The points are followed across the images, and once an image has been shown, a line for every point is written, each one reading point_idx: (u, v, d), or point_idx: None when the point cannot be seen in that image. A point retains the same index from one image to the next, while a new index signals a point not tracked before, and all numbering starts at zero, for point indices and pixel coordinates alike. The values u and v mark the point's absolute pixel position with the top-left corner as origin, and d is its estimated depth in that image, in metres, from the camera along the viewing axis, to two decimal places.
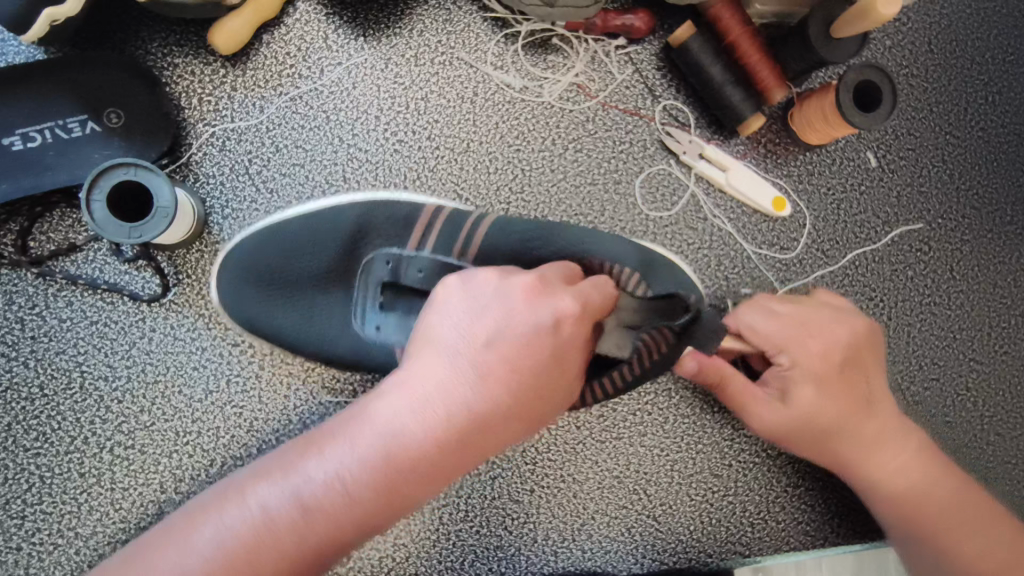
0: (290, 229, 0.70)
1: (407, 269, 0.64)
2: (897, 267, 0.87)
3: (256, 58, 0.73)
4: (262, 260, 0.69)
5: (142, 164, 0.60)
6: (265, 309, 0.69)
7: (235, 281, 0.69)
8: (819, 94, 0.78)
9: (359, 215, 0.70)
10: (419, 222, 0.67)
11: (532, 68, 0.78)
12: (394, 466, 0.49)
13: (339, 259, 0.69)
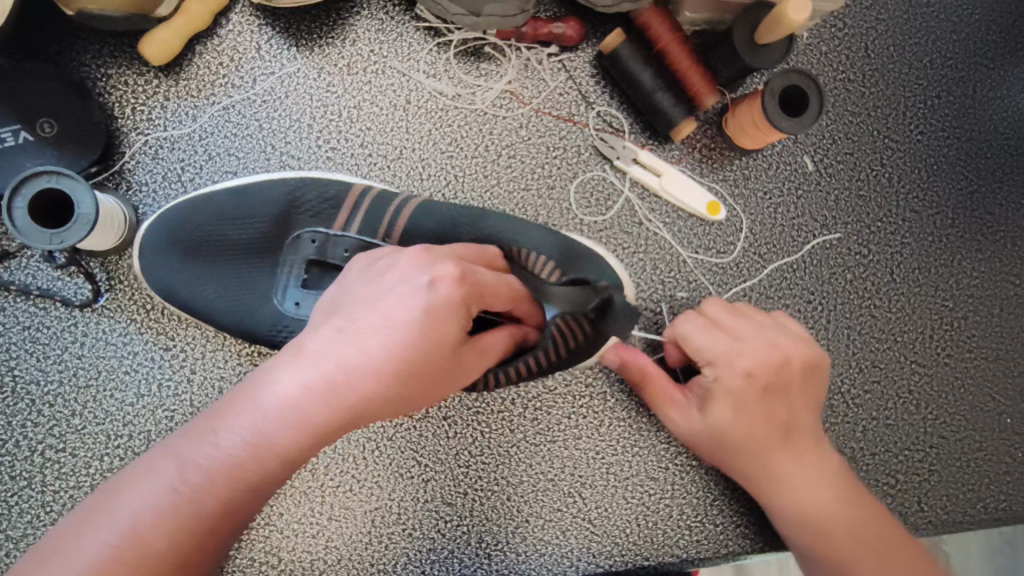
0: (220, 205, 0.72)
1: (334, 249, 0.67)
2: (836, 269, 0.88)
3: (190, 68, 0.75)
4: (190, 232, 0.71)
5: (64, 173, 0.62)
6: (189, 278, 0.71)
7: (160, 248, 0.71)
8: (748, 100, 0.79)
9: (286, 196, 0.72)
10: (347, 202, 0.71)
11: (465, 76, 0.80)
12: (281, 433, 0.50)
13: (266, 239, 0.72)
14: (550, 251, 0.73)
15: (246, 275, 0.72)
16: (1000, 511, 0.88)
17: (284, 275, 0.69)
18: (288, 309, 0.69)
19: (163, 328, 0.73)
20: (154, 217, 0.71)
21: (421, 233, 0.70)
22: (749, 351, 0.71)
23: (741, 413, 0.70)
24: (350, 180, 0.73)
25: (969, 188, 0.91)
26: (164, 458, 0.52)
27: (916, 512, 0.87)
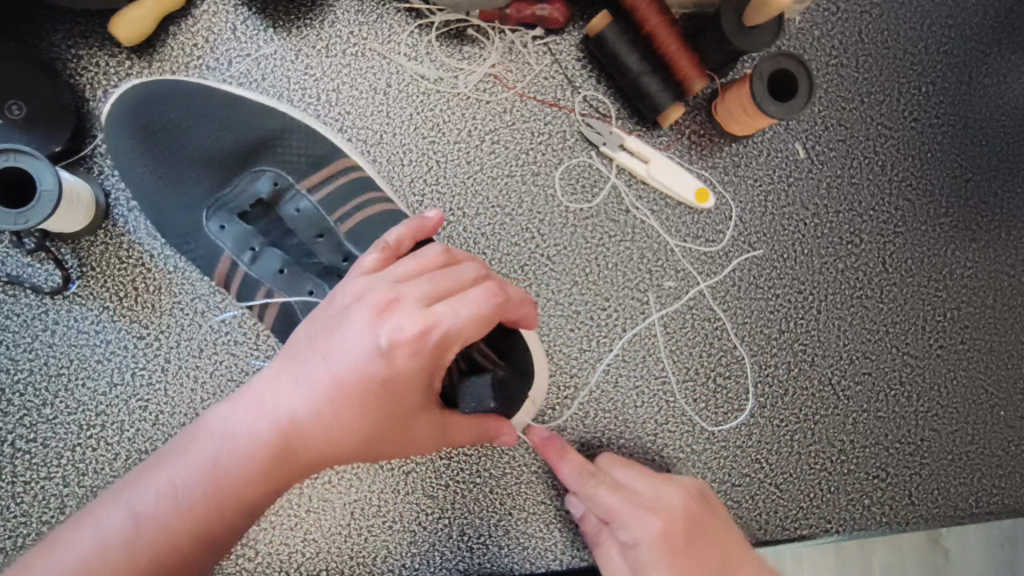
0: (200, 105, 0.71)
1: (287, 202, 0.70)
2: (827, 259, 0.86)
3: (163, 49, 0.74)
4: (152, 116, 0.71)
5: (22, 151, 0.61)
6: (136, 185, 0.71)
7: (122, 116, 0.70)
8: (737, 86, 0.77)
9: (270, 135, 0.72)
10: (326, 168, 0.71)
11: (447, 59, 0.78)
12: (319, 399, 0.52)
13: (225, 165, 0.71)
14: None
15: (186, 181, 0.71)
16: (992, 504, 0.87)
17: (229, 197, 0.71)
18: (207, 228, 0.70)
19: (136, 316, 0.71)
20: (136, 83, 0.71)
21: (366, 232, 0.69)
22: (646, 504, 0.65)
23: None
24: (346, 152, 0.72)
25: (964, 176, 0.89)
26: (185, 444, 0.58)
27: (906, 505, 0.86)
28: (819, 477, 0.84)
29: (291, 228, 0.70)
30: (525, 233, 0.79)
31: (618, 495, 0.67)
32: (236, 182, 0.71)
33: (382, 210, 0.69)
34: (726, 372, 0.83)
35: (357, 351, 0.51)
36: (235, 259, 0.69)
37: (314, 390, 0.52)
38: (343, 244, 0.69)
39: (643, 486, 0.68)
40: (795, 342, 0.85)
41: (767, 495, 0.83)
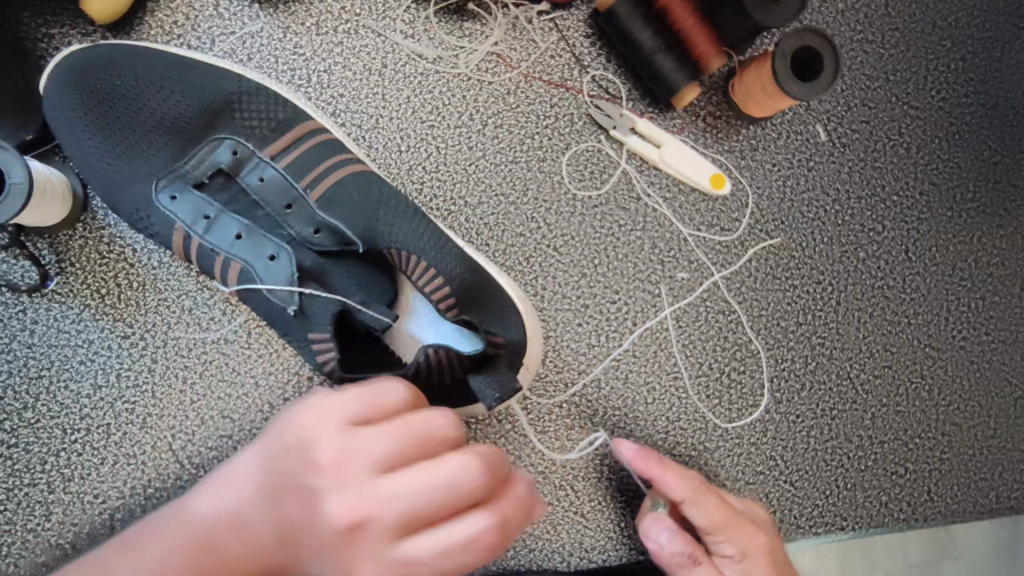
0: (151, 66, 0.66)
1: (250, 171, 0.65)
2: (848, 248, 0.82)
3: (141, 27, 0.69)
4: (98, 81, 0.65)
5: None
6: (88, 155, 0.66)
7: (64, 83, 0.65)
8: (757, 63, 0.72)
9: (227, 99, 0.66)
10: (288, 134, 0.66)
11: (447, 37, 0.73)
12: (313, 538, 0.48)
13: (184, 131, 0.66)
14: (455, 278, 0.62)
15: (142, 151, 0.66)
16: (1012, 500, 0.84)
17: (187, 167, 0.66)
18: (160, 201, 0.65)
19: (119, 314, 0.67)
20: (80, 47, 0.65)
21: (338, 198, 0.64)
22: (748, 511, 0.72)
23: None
24: (313, 115, 0.67)
25: (993, 158, 0.84)
26: (173, 519, 0.55)
27: (925, 502, 0.83)
28: (835, 475, 0.81)
29: (255, 199, 0.65)
30: (531, 222, 0.75)
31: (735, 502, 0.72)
32: (191, 152, 0.66)
33: (352, 174, 0.65)
34: (740, 367, 0.79)
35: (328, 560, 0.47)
36: (191, 233, 0.64)
37: (306, 506, 0.48)
38: (313, 213, 0.64)
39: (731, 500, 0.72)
40: (813, 334, 0.81)
41: (782, 493, 0.80)
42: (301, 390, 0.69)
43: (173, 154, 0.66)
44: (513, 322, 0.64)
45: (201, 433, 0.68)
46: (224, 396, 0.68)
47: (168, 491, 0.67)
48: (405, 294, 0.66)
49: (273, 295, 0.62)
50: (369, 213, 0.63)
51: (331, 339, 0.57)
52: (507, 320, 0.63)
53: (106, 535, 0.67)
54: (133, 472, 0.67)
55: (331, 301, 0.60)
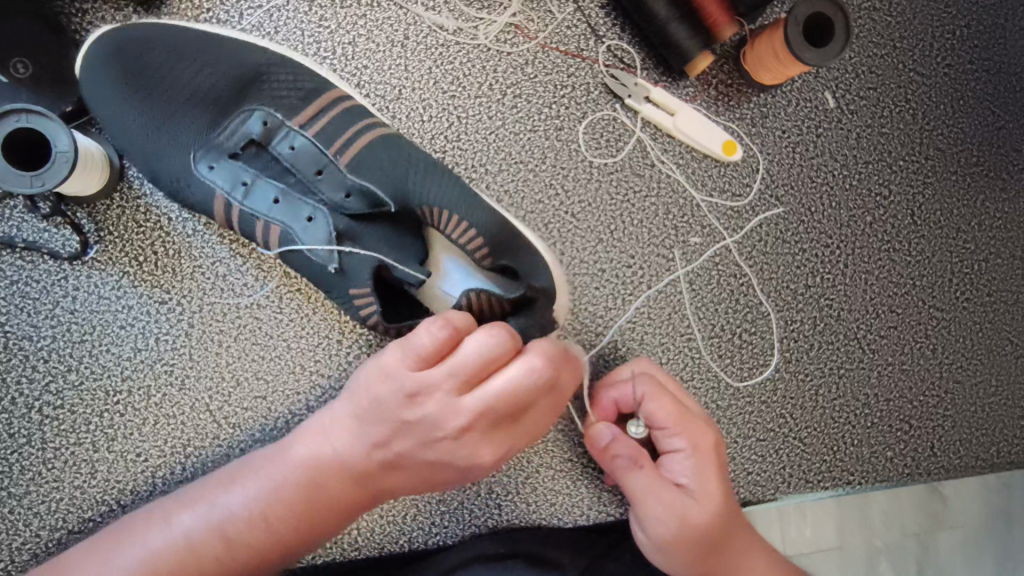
0: (181, 42, 0.69)
1: (280, 139, 0.67)
2: (855, 212, 0.84)
3: (171, 2, 0.71)
4: (128, 59, 0.68)
5: (33, 111, 0.59)
6: (124, 125, 0.68)
7: (99, 62, 0.67)
8: (769, 32, 0.74)
9: (257, 70, 0.69)
10: (316, 103, 0.68)
11: (466, 8, 0.75)
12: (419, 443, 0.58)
13: (216, 102, 0.68)
14: (486, 231, 0.65)
15: (176, 124, 0.68)
16: (1012, 455, 0.88)
17: (220, 138, 0.68)
18: (198, 170, 0.67)
19: (157, 280, 0.70)
20: (113, 27, 0.68)
21: (368, 161, 0.66)
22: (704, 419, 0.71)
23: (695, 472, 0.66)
24: (339, 85, 0.71)
25: (996, 123, 0.87)
26: (274, 457, 0.63)
27: (929, 457, 0.86)
28: (843, 431, 0.85)
29: (287, 166, 0.67)
30: (549, 189, 0.78)
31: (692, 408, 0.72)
32: (223, 123, 0.68)
33: (381, 138, 0.68)
34: (752, 328, 0.82)
35: (454, 452, 0.57)
36: (231, 200, 0.67)
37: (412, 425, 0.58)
38: (344, 178, 0.66)
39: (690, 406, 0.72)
40: (822, 296, 0.84)
41: (791, 448, 0.83)
42: (333, 352, 0.72)
43: (206, 125, 0.68)
44: (543, 272, 0.67)
45: (237, 394, 0.71)
46: (259, 357, 0.71)
47: (208, 449, 0.71)
48: (436, 252, 0.67)
49: (313, 254, 0.65)
50: (403, 176, 0.65)
51: (371, 291, 0.62)
52: (537, 270, 0.66)
53: (150, 490, 0.70)
54: (174, 431, 0.70)
55: (368, 257, 0.63)
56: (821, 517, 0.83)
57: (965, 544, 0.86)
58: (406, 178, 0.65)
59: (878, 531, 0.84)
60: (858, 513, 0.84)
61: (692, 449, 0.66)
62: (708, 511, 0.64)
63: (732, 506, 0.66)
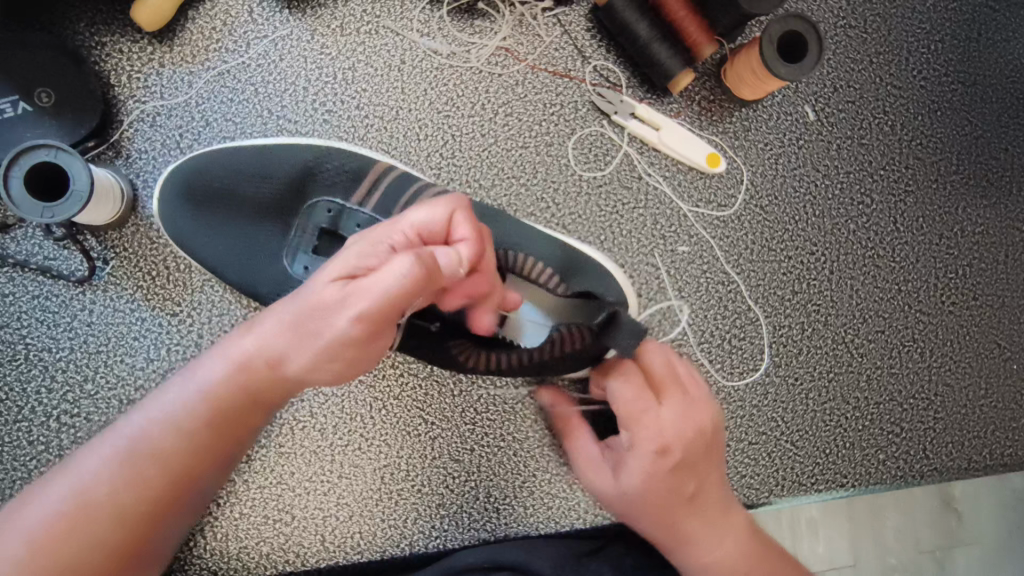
0: (235, 162, 0.73)
1: (346, 222, 0.70)
2: (839, 219, 0.87)
3: (184, 34, 0.76)
4: (200, 195, 0.72)
5: (64, 149, 0.64)
6: (221, 256, 0.72)
7: (176, 228, 0.72)
8: (747, 51, 0.78)
9: (307, 168, 0.73)
10: (368, 178, 0.72)
11: (459, 34, 0.80)
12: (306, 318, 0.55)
13: (279, 201, 0.72)
14: (550, 261, 0.75)
15: (257, 235, 0.72)
16: (1004, 457, 0.89)
17: (295, 237, 0.71)
18: (295, 273, 0.71)
19: (168, 294, 0.74)
20: (167, 172, 0.73)
21: None
22: (693, 421, 0.67)
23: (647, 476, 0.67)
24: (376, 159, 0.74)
25: (974, 133, 0.90)
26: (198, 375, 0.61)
27: (921, 459, 0.88)
28: (834, 434, 0.86)
29: None
30: (541, 203, 0.81)
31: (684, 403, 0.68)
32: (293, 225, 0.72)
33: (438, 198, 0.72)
34: (741, 333, 0.84)
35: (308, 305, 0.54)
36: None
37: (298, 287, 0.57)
38: None
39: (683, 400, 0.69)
40: (809, 302, 0.86)
41: (785, 450, 0.85)
42: None
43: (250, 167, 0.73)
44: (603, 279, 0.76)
45: None
46: None
47: None
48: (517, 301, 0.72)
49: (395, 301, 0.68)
50: None
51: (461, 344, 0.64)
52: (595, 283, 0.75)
53: None
54: None
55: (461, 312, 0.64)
56: (832, 518, 0.86)
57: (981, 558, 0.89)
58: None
59: (893, 549, 0.87)
60: (873, 530, 0.87)
61: (654, 442, 0.67)
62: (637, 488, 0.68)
63: (678, 503, 0.67)
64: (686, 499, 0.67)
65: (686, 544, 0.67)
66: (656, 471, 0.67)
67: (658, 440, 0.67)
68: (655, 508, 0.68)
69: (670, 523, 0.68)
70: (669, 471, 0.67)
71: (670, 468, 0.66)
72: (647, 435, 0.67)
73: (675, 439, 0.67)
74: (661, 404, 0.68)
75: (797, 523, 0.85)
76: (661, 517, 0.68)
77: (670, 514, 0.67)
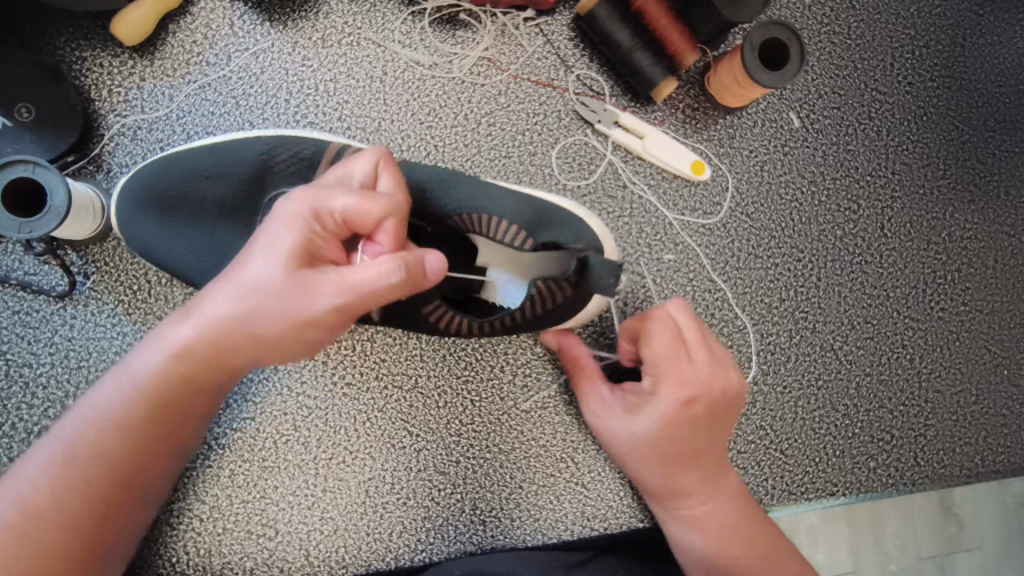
0: (191, 166, 0.71)
1: None
2: (826, 226, 0.86)
3: (164, 48, 0.76)
4: (159, 201, 0.70)
5: (40, 164, 0.63)
6: (187, 254, 0.70)
7: (131, 207, 0.70)
8: (728, 59, 0.78)
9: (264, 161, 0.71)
10: (325, 161, 0.70)
11: (440, 44, 0.80)
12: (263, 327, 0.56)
13: (239, 202, 0.70)
14: (520, 218, 0.67)
15: (221, 231, 0.70)
16: (997, 464, 0.88)
17: None
18: None
19: (150, 308, 0.74)
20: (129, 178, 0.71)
21: None
22: (717, 378, 0.68)
23: (667, 425, 0.68)
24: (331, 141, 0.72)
25: (960, 138, 0.89)
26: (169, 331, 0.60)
27: (912, 467, 0.87)
28: (824, 442, 0.85)
29: None
30: None
31: (709, 364, 0.68)
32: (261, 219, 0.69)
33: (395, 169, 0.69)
34: (728, 341, 0.84)
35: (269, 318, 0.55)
36: None
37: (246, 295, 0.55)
38: None
39: (708, 358, 0.68)
40: (796, 310, 0.86)
41: (774, 459, 0.84)
42: None
43: (210, 181, 0.71)
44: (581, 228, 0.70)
45: (228, 415, 0.76)
46: None
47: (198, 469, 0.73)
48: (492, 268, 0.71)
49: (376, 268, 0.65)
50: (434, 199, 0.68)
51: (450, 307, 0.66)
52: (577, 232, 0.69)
53: None
54: None
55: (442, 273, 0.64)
56: (833, 526, 0.85)
57: (981, 563, 0.89)
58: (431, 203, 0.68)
59: (893, 556, 0.87)
60: (873, 537, 0.86)
61: (677, 396, 0.67)
62: (650, 432, 0.68)
63: (684, 453, 0.69)
64: (696, 450, 0.69)
65: (683, 492, 0.70)
66: (674, 420, 0.67)
67: (685, 393, 0.67)
68: (666, 452, 0.69)
69: (675, 467, 0.69)
70: (688, 421, 0.67)
71: (688, 419, 0.67)
72: (673, 384, 0.67)
73: (702, 392, 0.67)
74: (685, 355, 0.68)
75: (796, 530, 0.85)
76: (665, 462, 0.69)
77: (677, 462, 0.69)
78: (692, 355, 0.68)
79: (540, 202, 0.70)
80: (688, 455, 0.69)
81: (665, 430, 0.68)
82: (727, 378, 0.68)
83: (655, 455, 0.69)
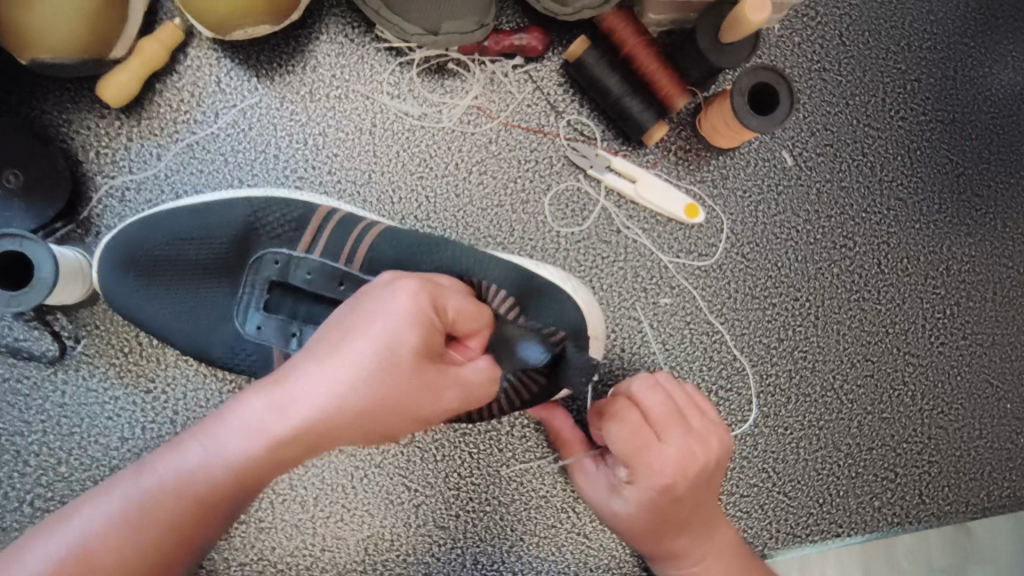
0: (174, 227, 0.70)
1: (295, 271, 0.67)
2: (822, 265, 0.86)
3: (151, 108, 0.75)
4: (143, 262, 0.69)
5: (27, 237, 0.62)
6: (171, 317, 0.69)
7: (112, 271, 0.69)
8: (718, 101, 0.77)
9: (249, 224, 0.70)
10: (311, 224, 0.70)
11: (430, 95, 0.79)
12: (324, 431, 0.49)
13: (224, 265, 0.69)
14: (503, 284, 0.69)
15: (206, 295, 0.70)
16: (1003, 498, 0.87)
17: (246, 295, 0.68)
18: (248, 331, 0.67)
19: (142, 372, 0.73)
20: (111, 238, 0.70)
21: (381, 259, 0.68)
22: (691, 458, 0.65)
23: (647, 507, 0.67)
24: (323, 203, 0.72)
25: (954, 171, 0.89)
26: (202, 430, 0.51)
27: (917, 505, 0.86)
28: (827, 483, 0.84)
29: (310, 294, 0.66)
30: None
31: (681, 444, 0.65)
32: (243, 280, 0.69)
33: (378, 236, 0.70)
34: (727, 384, 0.83)
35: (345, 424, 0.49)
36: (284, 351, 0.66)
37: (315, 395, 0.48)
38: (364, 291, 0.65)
39: (681, 438, 0.65)
40: (795, 350, 0.85)
41: (777, 501, 0.83)
42: None
43: (194, 242, 0.70)
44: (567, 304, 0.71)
45: None
46: None
47: None
48: None
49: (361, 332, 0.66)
50: (418, 263, 0.68)
51: None
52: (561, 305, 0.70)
53: None
54: None
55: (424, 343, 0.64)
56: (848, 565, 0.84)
57: None
58: (417, 266, 0.68)
59: None
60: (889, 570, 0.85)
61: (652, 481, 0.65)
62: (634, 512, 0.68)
63: (670, 527, 0.68)
64: (680, 523, 0.68)
65: (677, 558, 0.70)
66: (655, 502, 0.66)
67: (661, 480, 0.64)
68: (650, 529, 0.68)
69: (664, 538, 0.69)
70: (665, 502, 0.66)
71: (666, 500, 0.66)
72: (647, 472, 0.65)
73: (676, 477, 0.64)
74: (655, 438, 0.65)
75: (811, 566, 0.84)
76: (652, 535, 0.69)
77: (665, 534, 0.68)
78: (661, 437, 0.65)
79: (524, 269, 0.72)
80: (674, 528, 0.68)
81: (644, 510, 0.67)
82: (704, 451, 0.65)
83: (640, 529, 0.69)
